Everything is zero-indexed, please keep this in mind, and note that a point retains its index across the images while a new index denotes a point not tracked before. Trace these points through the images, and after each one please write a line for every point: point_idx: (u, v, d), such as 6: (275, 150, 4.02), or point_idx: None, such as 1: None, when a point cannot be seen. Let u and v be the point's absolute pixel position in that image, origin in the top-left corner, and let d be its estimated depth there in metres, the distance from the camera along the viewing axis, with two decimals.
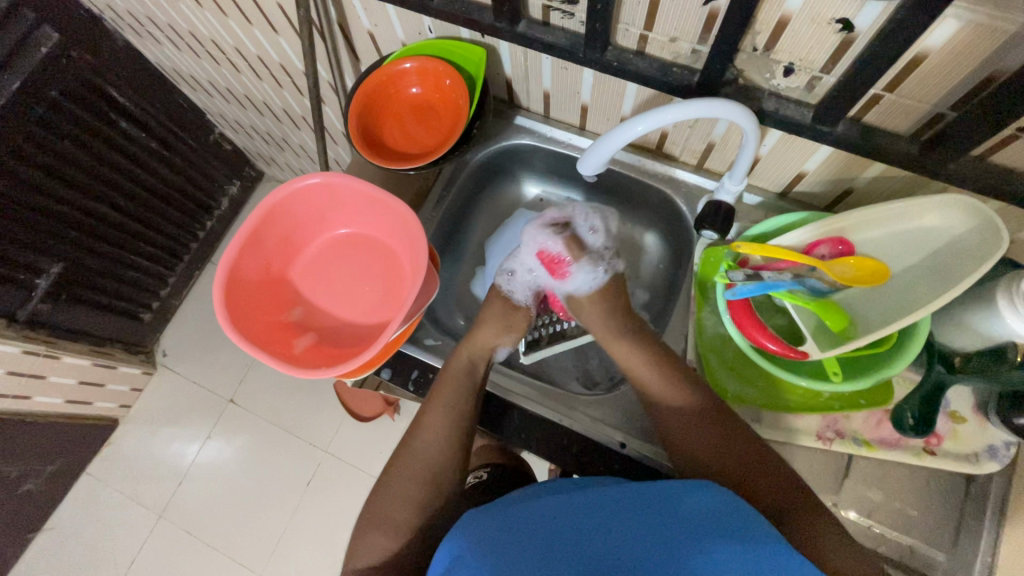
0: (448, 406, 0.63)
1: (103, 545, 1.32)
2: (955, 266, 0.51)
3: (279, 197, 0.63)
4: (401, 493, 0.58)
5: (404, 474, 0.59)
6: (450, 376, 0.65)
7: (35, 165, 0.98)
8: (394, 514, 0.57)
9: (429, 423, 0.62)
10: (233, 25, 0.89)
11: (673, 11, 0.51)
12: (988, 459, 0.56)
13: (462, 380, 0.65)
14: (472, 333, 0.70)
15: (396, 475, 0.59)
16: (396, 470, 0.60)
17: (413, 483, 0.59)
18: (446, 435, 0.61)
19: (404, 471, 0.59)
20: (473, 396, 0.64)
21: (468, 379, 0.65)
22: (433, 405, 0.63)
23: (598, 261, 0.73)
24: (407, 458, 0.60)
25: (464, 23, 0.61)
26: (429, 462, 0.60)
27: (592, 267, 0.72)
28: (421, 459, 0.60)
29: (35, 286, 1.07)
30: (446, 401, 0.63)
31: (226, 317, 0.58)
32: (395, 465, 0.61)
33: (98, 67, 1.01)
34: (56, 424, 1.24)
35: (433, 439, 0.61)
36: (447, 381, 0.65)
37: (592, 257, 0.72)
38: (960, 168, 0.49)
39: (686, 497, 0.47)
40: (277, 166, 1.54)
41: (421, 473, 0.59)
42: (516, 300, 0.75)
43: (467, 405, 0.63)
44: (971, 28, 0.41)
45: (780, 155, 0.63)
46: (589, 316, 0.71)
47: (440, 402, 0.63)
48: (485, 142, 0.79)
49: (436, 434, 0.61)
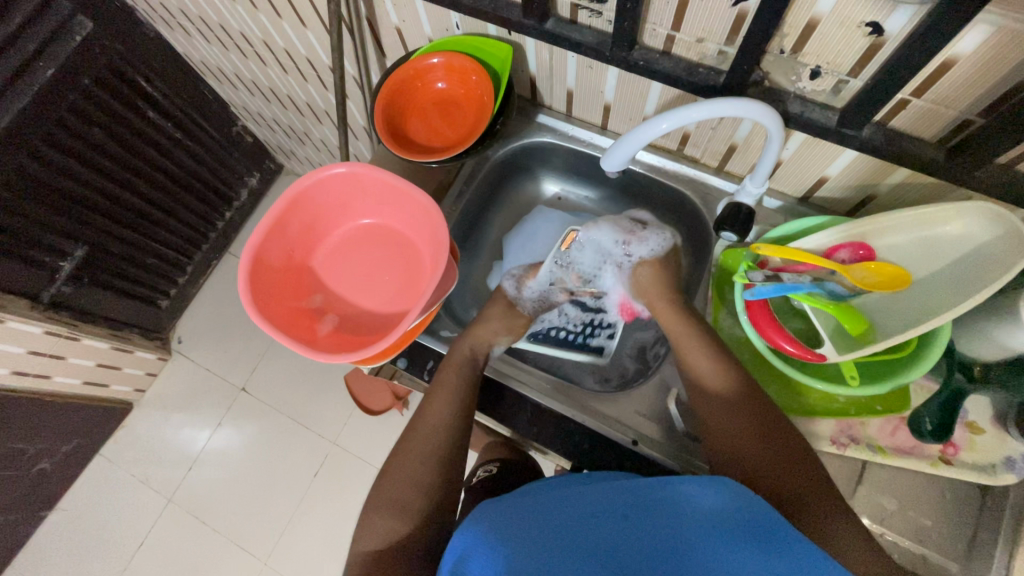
0: (451, 394, 0.63)
1: (113, 526, 1.34)
2: (980, 273, 0.51)
3: (304, 186, 0.64)
4: (405, 474, 0.59)
5: (406, 457, 0.60)
6: (453, 366, 0.66)
7: (65, 151, 1.00)
8: (403, 497, 0.57)
9: (440, 415, 0.62)
10: (262, 18, 0.90)
11: (701, 11, 0.52)
12: (1005, 470, 0.55)
13: (464, 370, 0.66)
14: (472, 326, 0.71)
15: (399, 456, 0.60)
16: (400, 453, 0.61)
17: (417, 462, 0.59)
18: (448, 420, 0.62)
19: (408, 454, 0.60)
20: (475, 384, 0.65)
21: (469, 370, 0.66)
22: (435, 392, 0.64)
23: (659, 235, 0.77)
24: (410, 443, 0.61)
25: (492, 20, 0.61)
26: (430, 444, 0.61)
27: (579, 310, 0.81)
28: (424, 441, 0.61)
29: (60, 268, 1.09)
30: (450, 388, 0.64)
31: (250, 301, 0.60)
32: (398, 449, 0.61)
33: (130, 55, 1.03)
34: (72, 405, 1.26)
35: (434, 423, 0.62)
36: (449, 370, 0.66)
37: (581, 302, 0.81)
38: (985, 175, 0.49)
39: (697, 493, 0.47)
40: (297, 160, 1.57)
41: (424, 456, 0.60)
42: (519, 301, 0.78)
43: (470, 394, 0.64)
44: (1003, 34, 0.41)
45: (803, 158, 0.63)
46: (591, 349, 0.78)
47: (443, 389, 0.64)
48: (507, 139, 0.80)
49: (439, 420, 0.62)
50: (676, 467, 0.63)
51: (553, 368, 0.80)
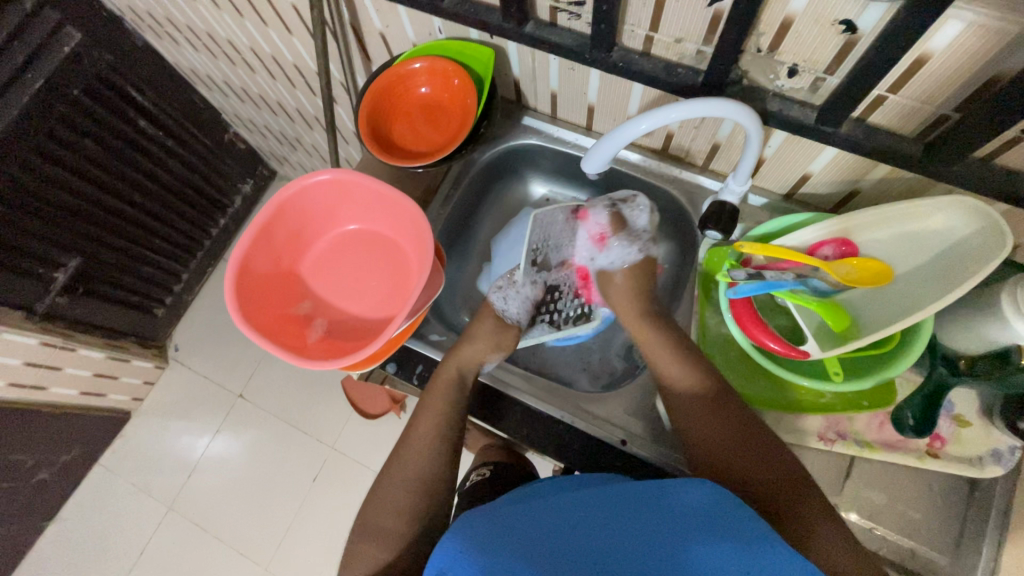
0: (438, 419, 0.63)
1: (114, 535, 1.35)
2: (958, 266, 0.51)
3: (290, 194, 0.64)
4: (394, 495, 0.59)
5: (393, 477, 0.61)
6: (440, 390, 0.65)
7: (55, 162, 1.00)
8: (393, 513, 0.58)
9: (422, 431, 0.63)
10: (248, 26, 0.91)
11: (677, 12, 0.52)
12: (992, 463, 0.56)
13: (450, 394, 0.65)
14: (458, 345, 0.69)
15: (388, 478, 0.61)
16: (388, 474, 0.61)
17: (403, 485, 0.60)
18: (434, 442, 0.62)
19: (397, 474, 0.61)
20: (461, 410, 0.65)
21: (455, 393, 0.65)
22: (422, 415, 0.64)
23: (637, 238, 0.75)
24: (397, 464, 0.62)
25: (472, 24, 0.62)
26: (417, 467, 0.61)
27: (627, 244, 0.75)
28: (411, 463, 0.61)
29: (54, 279, 1.09)
30: (437, 412, 0.64)
31: (238, 309, 0.60)
32: (385, 469, 0.62)
33: (119, 66, 1.03)
34: (70, 415, 1.26)
35: (418, 449, 0.62)
36: (436, 393, 0.65)
37: (629, 234, 0.75)
38: (963, 170, 0.50)
39: (681, 496, 0.47)
40: (289, 166, 1.57)
41: (411, 477, 0.60)
42: (507, 318, 0.75)
43: (455, 417, 0.64)
44: (975, 29, 0.41)
45: (785, 156, 0.63)
46: (614, 291, 0.74)
47: (429, 413, 0.64)
48: (493, 142, 0.80)
49: (425, 443, 0.62)
50: (666, 466, 0.63)
51: (544, 369, 0.80)
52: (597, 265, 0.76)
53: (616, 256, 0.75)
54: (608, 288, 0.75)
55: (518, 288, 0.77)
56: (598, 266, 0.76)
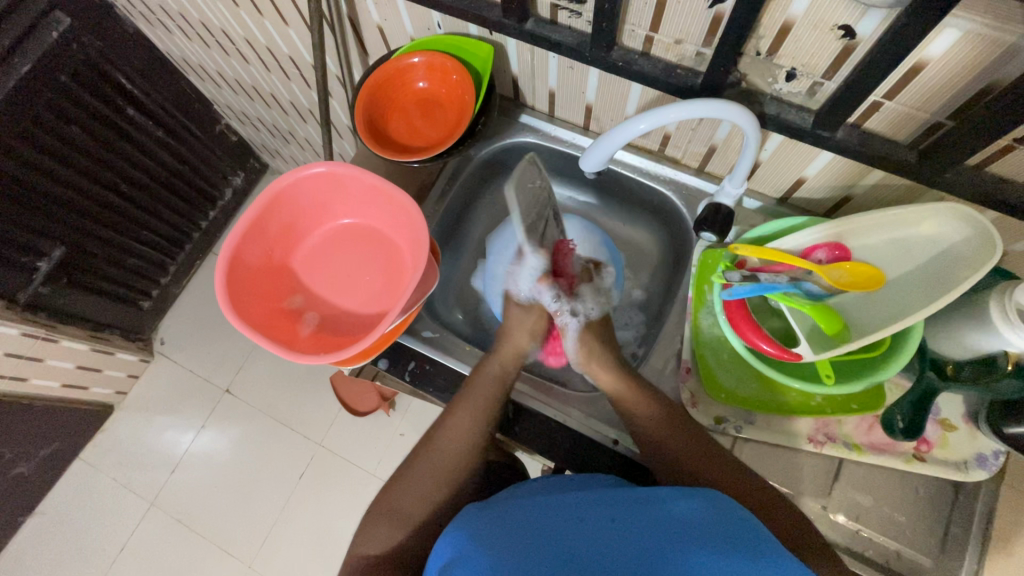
0: (479, 412, 0.62)
1: (93, 531, 1.32)
2: (948, 273, 0.52)
3: (283, 186, 0.64)
4: (425, 483, 0.59)
5: (426, 464, 0.61)
6: (482, 384, 0.64)
7: (40, 149, 0.98)
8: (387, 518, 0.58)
9: (455, 427, 0.62)
10: (243, 16, 0.89)
11: (677, 13, 0.52)
12: (977, 467, 0.57)
13: (493, 387, 0.64)
14: (500, 342, 0.69)
15: (421, 462, 0.61)
16: (422, 461, 0.61)
17: (436, 473, 0.60)
18: (472, 432, 0.62)
19: (430, 462, 0.61)
20: (501, 406, 0.64)
21: (497, 388, 0.64)
22: (461, 407, 0.63)
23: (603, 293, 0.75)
24: (430, 453, 0.61)
25: (473, 20, 0.61)
26: (449, 457, 0.61)
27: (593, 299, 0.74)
28: (446, 452, 0.61)
29: (36, 268, 1.07)
30: (479, 405, 0.63)
31: (228, 301, 0.59)
32: (418, 453, 0.62)
33: (109, 52, 1.01)
34: (49, 408, 1.24)
35: (452, 444, 0.61)
36: (477, 387, 0.64)
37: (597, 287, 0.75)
38: (956, 177, 0.50)
39: (674, 499, 0.47)
40: (281, 159, 1.55)
41: (445, 468, 0.60)
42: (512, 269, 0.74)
43: (495, 412, 0.63)
44: (970, 38, 0.42)
45: (779, 160, 0.64)
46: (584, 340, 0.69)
47: (470, 407, 0.63)
48: (490, 138, 0.80)
49: (462, 434, 0.62)
50: None
51: (536, 367, 0.79)
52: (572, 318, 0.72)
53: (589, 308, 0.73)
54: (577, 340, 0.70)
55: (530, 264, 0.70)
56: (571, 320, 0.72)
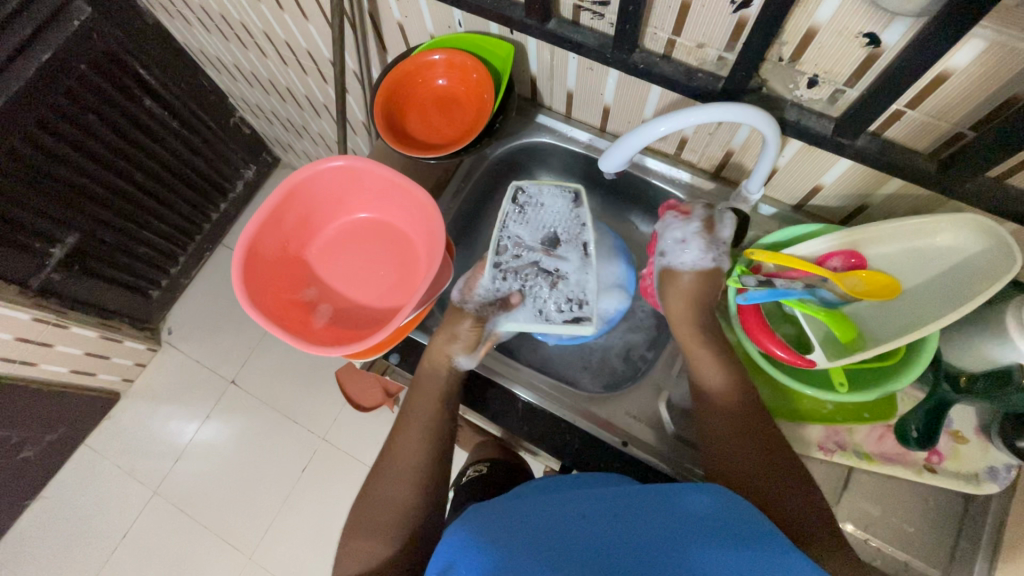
0: (419, 414, 0.63)
1: (94, 518, 1.33)
2: (967, 285, 0.52)
3: (301, 178, 0.64)
4: (386, 489, 0.59)
5: (385, 479, 0.60)
6: (422, 387, 0.65)
7: (58, 136, 0.99)
8: (385, 519, 0.57)
9: (404, 437, 0.62)
10: (264, 10, 0.90)
11: (701, 17, 0.52)
12: (988, 480, 0.56)
13: (435, 388, 0.65)
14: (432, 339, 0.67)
15: (378, 477, 0.60)
16: (380, 469, 0.61)
17: (396, 484, 0.59)
18: (421, 435, 0.62)
19: (387, 470, 0.61)
20: (440, 405, 0.64)
21: (437, 389, 0.64)
22: (406, 412, 0.64)
23: (714, 246, 0.64)
24: (388, 459, 0.62)
25: (495, 19, 0.62)
26: (404, 466, 0.60)
27: (706, 248, 0.64)
28: (399, 463, 0.61)
29: (50, 255, 1.08)
30: (420, 407, 0.63)
31: (243, 291, 0.59)
32: (375, 472, 0.61)
33: (128, 42, 1.02)
34: (57, 393, 1.25)
35: (404, 453, 0.61)
36: (419, 389, 0.65)
37: (711, 241, 0.64)
38: (976, 189, 0.50)
39: (684, 498, 0.47)
40: (294, 153, 1.56)
41: (399, 475, 0.60)
42: (465, 308, 0.67)
43: (436, 415, 0.63)
44: (996, 49, 0.42)
45: (798, 166, 0.64)
46: (675, 293, 0.64)
47: (417, 410, 0.63)
48: (507, 138, 0.80)
49: (412, 438, 0.62)
50: (666, 469, 0.63)
51: (545, 367, 0.80)
52: (667, 260, 0.66)
53: (689, 254, 0.64)
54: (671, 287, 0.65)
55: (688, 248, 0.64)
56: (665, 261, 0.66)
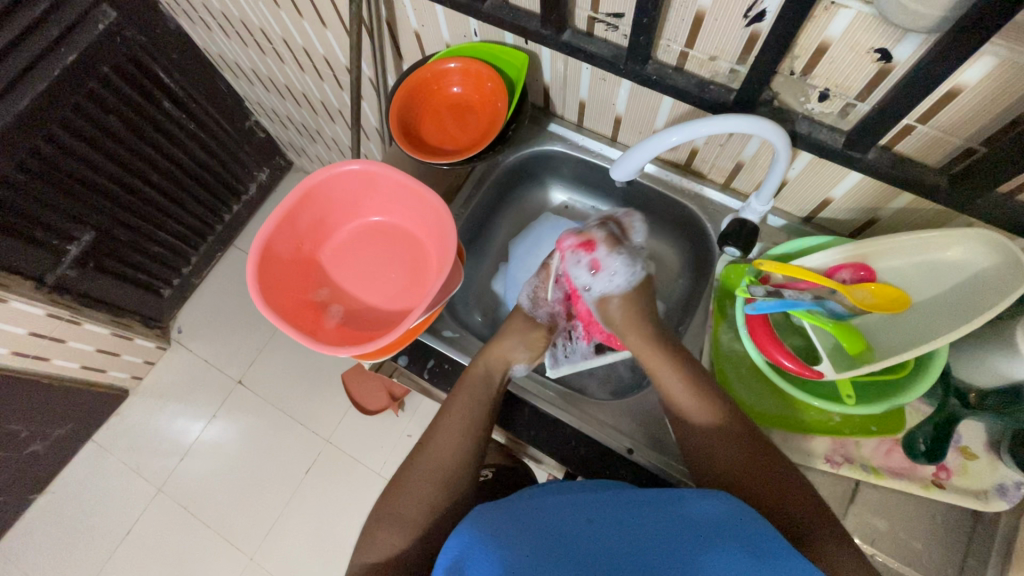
0: (465, 410, 0.64)
1: (99, 514, 1.33)
2: (975, 300, 0.52)
3: (316, 181, 0.65)
4: (415, 482, 0.60)
5: (419, 469, 0.61)
6: (467, 385, 0.66)
7: (80, 137, 1.01)
8: (394, 518, 0.58)
9: (444, 431, 0.63)
10: (283, 16, 0.92)
11: (714, 31, 0.53)
12: (998, 497, 0.56)
13: (482, 389, 0.65)
14: (491, 342, 0.70)
15: (412, 468, 0.61)
16: (415, 461, 0.62)
17: (428, 476, 0.60)
18: (462, 433, 0.63)
19: (421, 461, 0.61)
20: (491, 405, 0.65)
21: (485, 389, 0.66)
22: (451, 405, 0.65)
23: (636, 258, 0.74)
24: (424, 453, 0.62)
25: (511, 28, 0.63)
26: (440, 460, 0.61)
27: (629, 263, 0.73)
28: (438, 456, 0.61)
29: (66, 251, 1.10)
30: (468, 401, 0.64)
31: (258, 289, 0.60)
32: (411, 461, 0.62)
33: (149, 46, 1.05)
34: (67, 388, 1.26)
35: (443, 447, 0.62)
36: (464, 386, 0.66)
37: (629, 252, 0.74)
38: (987, 205, 0.51)
39: (690, 503, 0.47)
40: (307, 158, 1.58)
41: (435, 467, 0.60)
42: (537, 318, 0.76)
43: (482, 413, 0.64)
44: (1007, 65, 0.42)
45: (808, 179, 0.64)
46: (615, 312, 0.71)
47: (461, 406, 0.64)
48: (519, 146, 0.81)
49: (451, 434, 0.63)
50: (671, 477, 0.63)
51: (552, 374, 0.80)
52: (595, 292, 0.74)
53: (618, 276, 0.73)
54: (605, 316, 0.72)
55: (616, 271, 0.72)
56: (595, 294, 0.74)
